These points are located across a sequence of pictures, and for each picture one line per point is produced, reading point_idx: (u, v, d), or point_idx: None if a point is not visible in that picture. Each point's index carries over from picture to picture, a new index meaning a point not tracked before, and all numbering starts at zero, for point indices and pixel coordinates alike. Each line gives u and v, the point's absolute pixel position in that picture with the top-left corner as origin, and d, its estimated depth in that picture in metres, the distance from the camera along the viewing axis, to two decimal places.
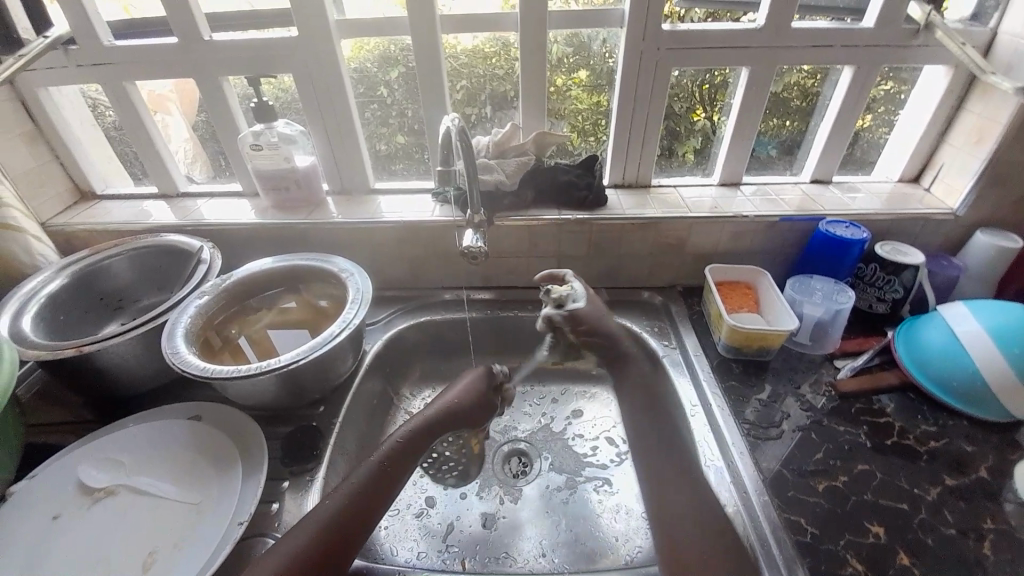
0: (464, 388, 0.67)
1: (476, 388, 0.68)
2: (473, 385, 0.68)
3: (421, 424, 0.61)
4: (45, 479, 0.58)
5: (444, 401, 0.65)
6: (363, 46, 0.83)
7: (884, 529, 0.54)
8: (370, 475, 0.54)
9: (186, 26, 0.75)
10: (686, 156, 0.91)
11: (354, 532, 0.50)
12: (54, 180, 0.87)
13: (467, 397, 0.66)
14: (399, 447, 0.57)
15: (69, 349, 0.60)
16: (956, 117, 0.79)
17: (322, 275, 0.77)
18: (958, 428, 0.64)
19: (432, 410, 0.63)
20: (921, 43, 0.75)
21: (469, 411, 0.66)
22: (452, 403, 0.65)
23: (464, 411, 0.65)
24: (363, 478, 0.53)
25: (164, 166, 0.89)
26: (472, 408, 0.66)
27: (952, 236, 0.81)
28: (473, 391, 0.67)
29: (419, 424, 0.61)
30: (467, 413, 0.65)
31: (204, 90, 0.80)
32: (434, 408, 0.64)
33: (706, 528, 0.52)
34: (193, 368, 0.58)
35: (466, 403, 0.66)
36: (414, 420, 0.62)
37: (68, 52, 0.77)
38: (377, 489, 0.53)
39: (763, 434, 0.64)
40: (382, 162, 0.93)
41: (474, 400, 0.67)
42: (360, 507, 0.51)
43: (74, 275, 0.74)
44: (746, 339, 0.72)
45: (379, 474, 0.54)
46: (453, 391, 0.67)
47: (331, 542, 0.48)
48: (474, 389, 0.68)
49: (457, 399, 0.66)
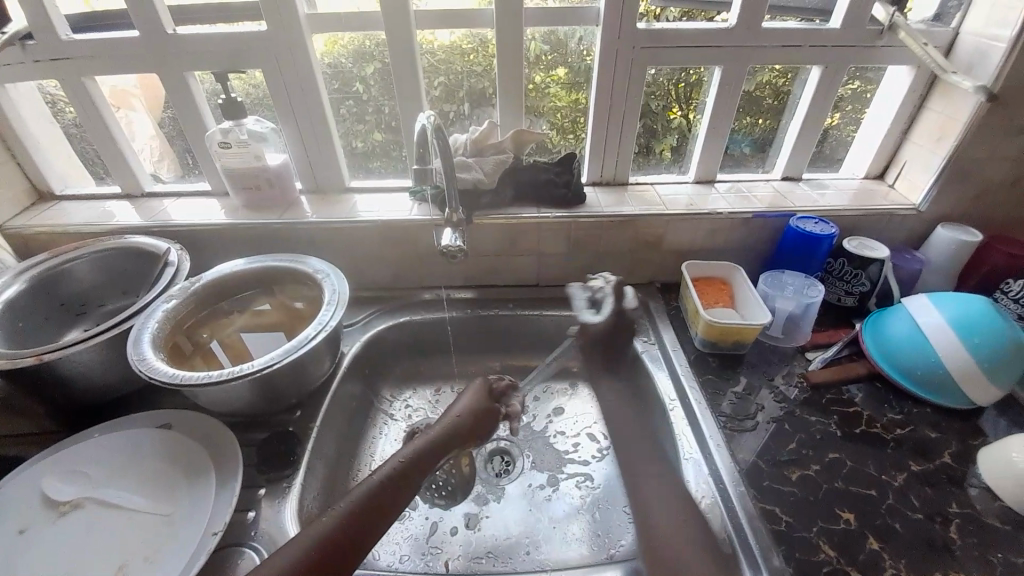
0: (463, 406, 0.64)
1: (479, 404, 0.65)
2: (477, 399, 0.65)
3: (438, 439, 0.58)
4: (5, 492, 0.55)
5: (447, 419, 0.61)
6: (338, 41, 0.80)
7: (854, 515, 0.56)
8: (372, 483, 0.52)
9: (151, 20, 0.72)
10: (663, 153, 0.92)
11: (357, 540, 0.48)
12: (9, 180, 0.83)
13: (468, 416, 0.63)
14: (414, 461, 0.55)
15: (28, 358, 0.57)
16: (920, 116, 0.82)
17: (296, 277, 0.75)
18: (922, 415, 0.67)
19: (434, 431, 0.59)
20: (887, 43, 0.77)
21: (472, 430, 0.62)
22: (456, 421, 0.61)
23: (466, 430, 0.61)
24: (369, 487, 0.51)
25: (127, 165, 0.86)
26: (475, 424, 0.63)
27: (916, 231, 0.84)
28: (475, 409, 0.64)
29: (425, 443, 0.57)
30: (471, 429, 0.62)
31: (171, 86, 0.78)
32: (438, 426, 0.60)
33: (693, 534, 0.51)
34: (161, 375, 0.56)
35: (470, 421, 0.62)
36: (428, 433, 0.59)
37: (25, 46, 0.73)
38: (387, 499, 0.51)
39: (739, 426, 0.66)
40: (358, 159, 0.91)
41: (477, 415, 0.63)
42: (357, 508, 0.49)
43: (32, 281, 0.70)
44: (722, 333, 0.74)
45: (384, 477, 0.52)
46: (457, 408, 0.64)
47: (329, 549, 0.46)
48: (474, 405, 0.64)
49: (460, 417, 0.62)
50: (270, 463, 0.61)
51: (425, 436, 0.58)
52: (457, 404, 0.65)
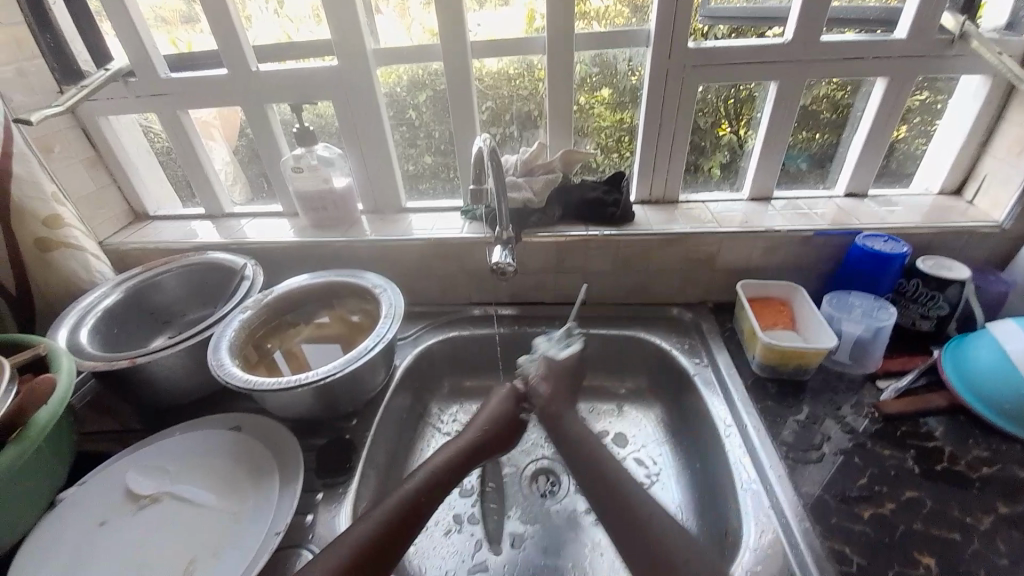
0: (493, 412, 0.66)
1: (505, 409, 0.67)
2: (503, 408, 0.67)
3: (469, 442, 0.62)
4: (93, 485, 0.61)
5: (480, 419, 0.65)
6: (393, 72, 0.84)
7: (936, 561, 0.51)
8: None
9: (235, 60, 0.80)
10: (712, 171, 0.90)
11: None
12: (111, 202, 0.94)
13: (493, 426, 0.65)
14: None
15: (123, 360, 0.63)
16: (999, 127, 0.77)
17: (354, 291, 0.79)
18: (1011, 453, 0.61)
19: (469, 435, 0.63)
20: (956, 53, 0.74)
21: (495, 441, 0.64)
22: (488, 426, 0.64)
23: (494, 440, 0.64)
24: None
25: (209, 188, 0.94)
26: (502, 431, 0.65)
27: (1000, 250, 0.78)
28: (501, 418, 0.66)
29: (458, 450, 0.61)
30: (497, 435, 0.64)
31: (252, 117, 0.86)
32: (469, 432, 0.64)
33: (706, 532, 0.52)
34: (235, 380, 0.60)
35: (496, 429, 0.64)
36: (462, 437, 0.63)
37: (127, 83, 0.84)
38: None
39: (802, 457, 0.62)
40: (410, 181, 0.96)
41: (503, 422, 0.65)
42: None
43: (129, 290, 0.78)
44: (782, 356, 0.71)
45: None
46: (485, 415, 0.66)
47: None
48: (504, 412, 0.66)
49: (488, 427, 0.64)
50: (326, 469, 0.64)
51: (458, 441, 0.62)
52: (481, 413, 0.66)
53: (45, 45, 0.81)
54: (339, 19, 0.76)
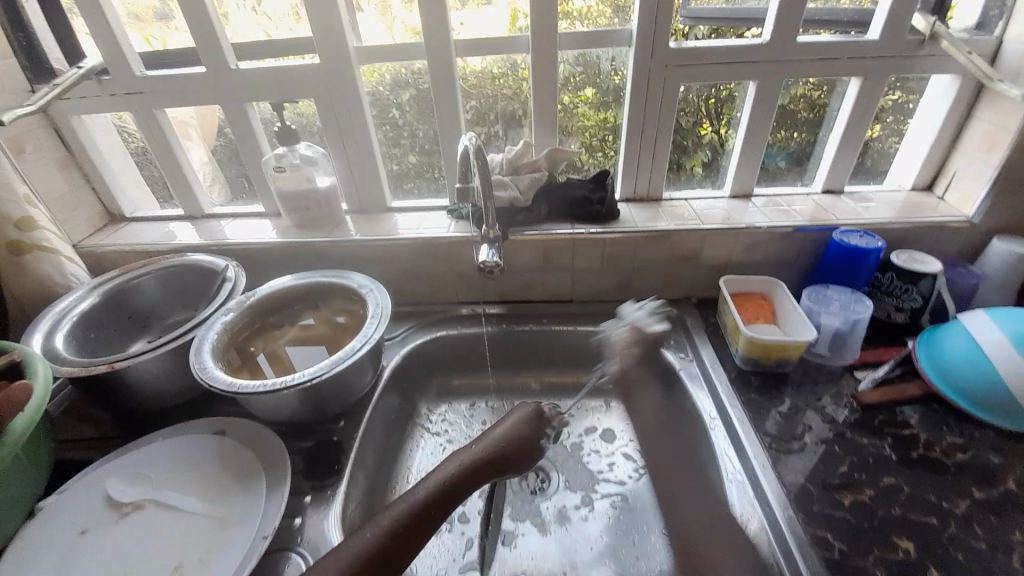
0: (508, 431, 0.59)
1: (526, 426, 0.60)
2: (522, 425, 0.60)
3: (480, 462, 0.56)
4: (72, 493, 0.59)
5: (497, 436, 0.59)
6: (376, 70, 0.84)
7: (914, 545, 0.53)
8: (409, 495, 0.52)
9: (215, 58, 0.79)
10: (694, 169, 0.92)
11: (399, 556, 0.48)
12: (85, 203, 0.91)
13: (510, 443, 0.58)
14: (444, 477, 0.54)
15: (102, 365, 0.62)
16: (967, 125, 0.80)
17: (339, 292, 0.78)
18: (983, 439, 0.63)
19: (478, 451, 0.57)
20: (927, 53, 0.76)
21: (516, 457, 0.58)
22: (504, 444, 0.58)
23: (512, 455, 0.58)
24: (409, 502, 0.51)
25: (187, 189, 0.92)
26: (520, 449, 0.59)
27: (969, 244, 0.81)
28: (520, 435, 0.59)
29: (463, 468, 0.55)
30: (513, 455, 0.58)
31: (232, 116, 0.84)
32: (481, 447, 0.57)
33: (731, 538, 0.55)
34: (219, 384, 0.59)
35: (515, 447, 0.58)
36: (470, 451, 0.57)
37: (100, 81, 0.81)
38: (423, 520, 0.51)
39: (785, 447, 0.64)
40: (394, 181, 0.95)
41: (524, 440, 0.59)
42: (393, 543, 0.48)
43: (106, 294, 0.76)
44: (765, 349, 0.72)
45: (420, 485, 0.53)
46: (502, 431, 0.60)
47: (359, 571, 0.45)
48: (522, 428, 0.60)
49: (503, 445, 0.58)
50: (315, 472, 0.63)
51: (464, 455, 0.56)
52: (498, 428, 0.60)
53: (16, 42, 0.79)
54: (321, 17, 0.75)
